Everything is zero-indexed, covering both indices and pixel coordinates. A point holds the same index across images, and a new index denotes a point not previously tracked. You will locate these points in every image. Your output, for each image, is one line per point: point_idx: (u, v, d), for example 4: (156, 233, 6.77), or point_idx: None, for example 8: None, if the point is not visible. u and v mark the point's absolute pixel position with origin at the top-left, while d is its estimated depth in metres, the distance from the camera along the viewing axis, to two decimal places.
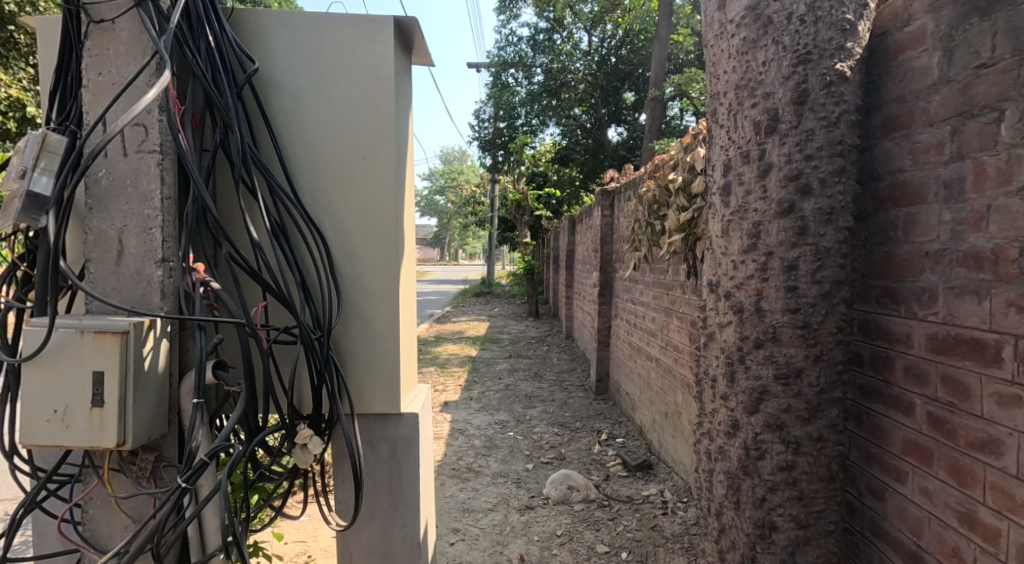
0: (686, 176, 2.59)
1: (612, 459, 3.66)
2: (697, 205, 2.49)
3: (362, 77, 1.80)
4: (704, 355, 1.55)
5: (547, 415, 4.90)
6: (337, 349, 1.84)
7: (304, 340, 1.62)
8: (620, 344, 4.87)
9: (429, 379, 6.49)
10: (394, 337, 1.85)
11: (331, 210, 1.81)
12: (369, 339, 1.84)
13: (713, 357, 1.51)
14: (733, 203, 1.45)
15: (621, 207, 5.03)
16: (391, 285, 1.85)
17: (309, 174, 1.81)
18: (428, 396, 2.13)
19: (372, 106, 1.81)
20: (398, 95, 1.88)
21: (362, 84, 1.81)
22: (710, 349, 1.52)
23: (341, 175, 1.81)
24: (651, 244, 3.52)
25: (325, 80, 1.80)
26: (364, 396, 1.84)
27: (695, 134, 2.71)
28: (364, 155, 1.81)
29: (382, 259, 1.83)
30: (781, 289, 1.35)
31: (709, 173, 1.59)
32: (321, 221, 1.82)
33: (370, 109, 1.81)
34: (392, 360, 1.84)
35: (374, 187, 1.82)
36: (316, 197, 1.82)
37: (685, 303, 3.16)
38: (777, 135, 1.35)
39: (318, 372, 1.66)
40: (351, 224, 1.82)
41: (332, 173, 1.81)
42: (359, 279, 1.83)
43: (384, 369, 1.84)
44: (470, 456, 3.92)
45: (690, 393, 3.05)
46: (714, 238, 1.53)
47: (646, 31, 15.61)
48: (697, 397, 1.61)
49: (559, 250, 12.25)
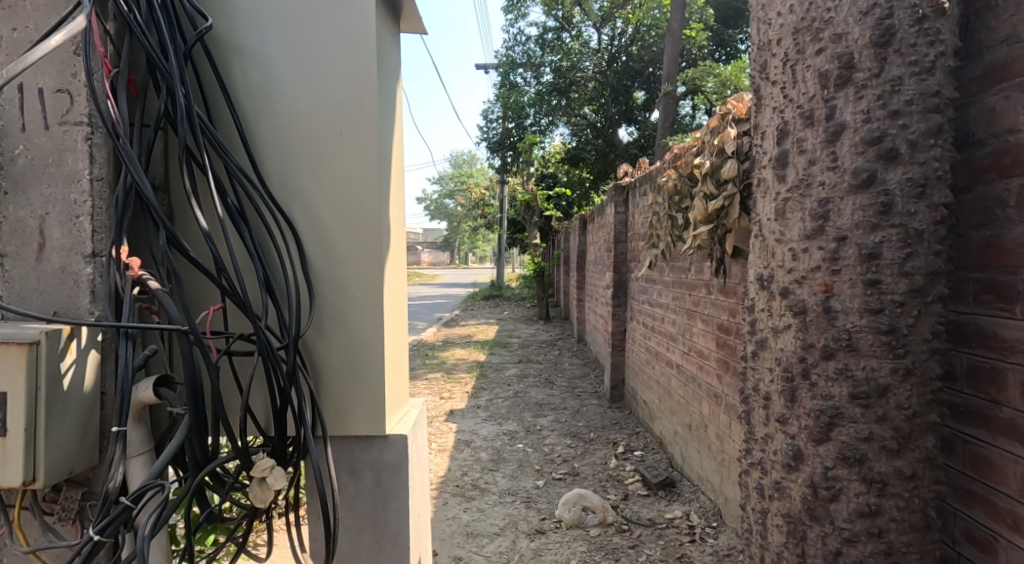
0: (715, 161, 2.29)
1: (630, 475, 3.36)
2: (729, 192, 2.19)
3: (339, 39, 1.52)
4: (753, 368, 1.26)
5: (559, 425, 4.61)
6: (312, 362, 1.56)
7: (266, 352, 1.34)
8: (637, 349, 4.57)
9: (435, 386, 6.21)
10: (378, 346, 1.57)
11: (300, 198, 1.54)
12: (350, 349, 1.57)
13: (765, 371, 1.21)
14: (791, 177, 1.16)
15: (636, 203, 4.73)
16: (375, 286, 1.56)
17: (277, 155, 1.54)
18: (422, 413, 1.85)
19: (351, 75, 1.53)
20: (383, 62, 1.60)
21: (338, 48, 1.53)
22: (761, 361, 1.23)
23: (315, 156, 1.54)
24: (672, 240, 3.22)
25: (295, 42, 1.52)
26: (344, 416, 1.56)
27: (725, 113, 2.42)
28: (342, 131, 1.54)
29: (364, 254, 1.56)
30: (858, 284, 1.06)
31: (756, 142, 1.30)
32: (293, 210, 1.55)
33: (349, 77, 1.53)
34: (376, 373, 1.56)
35: (354, 168, 1.54)
36: (285, 180, 1.55)
37: (712, 305, 2.87)
38: (851, 88, 1.06)
39: (284, 390, 1.38)
40: (327, 214, 1.55)
41: (304, 154, 1.54)
42: (337, 279, 1.56)
43: (368, 382, 1.56)
44: (476, 471, 3.63)
45: (717, 404, 2.75)
46: (765, 223, 1.24)
47: (657, 27, 15.34)
48: (742, 418, 1.32)
49: (570, 252, 11.97)
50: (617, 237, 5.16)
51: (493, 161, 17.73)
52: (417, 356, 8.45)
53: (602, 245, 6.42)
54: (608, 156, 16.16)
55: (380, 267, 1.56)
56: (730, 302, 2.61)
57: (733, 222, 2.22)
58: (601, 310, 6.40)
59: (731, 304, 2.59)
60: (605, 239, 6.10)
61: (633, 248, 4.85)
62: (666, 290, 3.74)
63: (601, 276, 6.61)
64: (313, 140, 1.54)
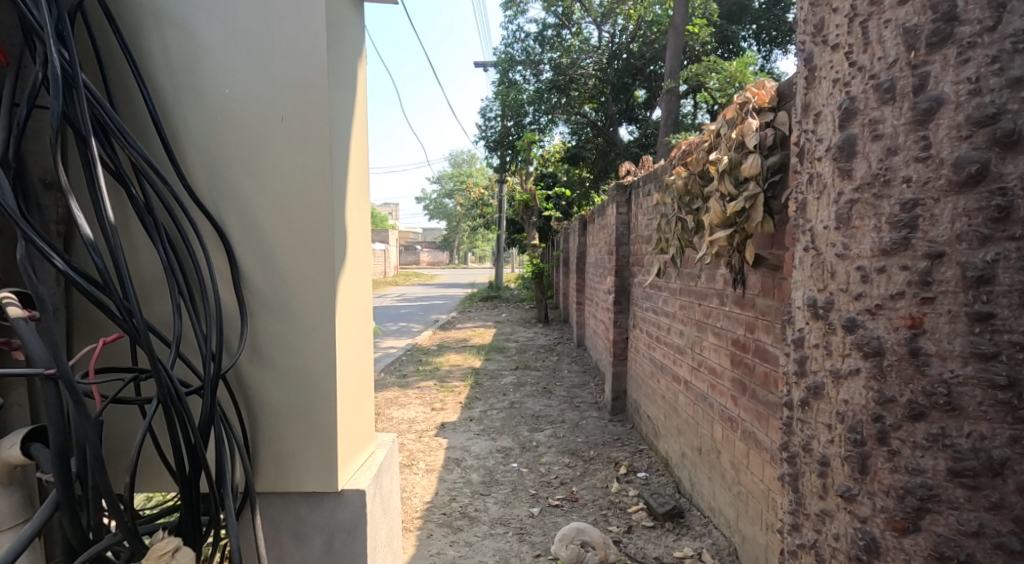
0: (733, 157, 2.01)
1: (634, 503, 3.08)
2: (751, 193, 1.91)
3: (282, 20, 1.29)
4: (803, 420, 0.97)
5: (557, 441, 4.32)
6: (249, 399, 1.37)
7: (169, 400, 1.14)
8: (640, 360, 4.29)
9: (427, 396, 5.92)
10: (323, 383, 1.35)
11: (234, 200, 1.32)
12: (290, 383, 1.35)
13: (822, 428, 0.93)
14: (863, 172, 0.86)
15: (639, 203, 4.45)
16: (318, 312, 1.34)
17: (206, 152, 1.32)
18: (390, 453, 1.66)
19: (296, 59, 1.29)
20: (338, 49, 1.37)
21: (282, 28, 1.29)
22: (815, 413, 0.94)
23: (249, 154, 1.32)
24: (681, 245, 2.93)
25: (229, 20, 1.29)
26: (285, 465, 1.37)
27: (744, 103, 2.14)
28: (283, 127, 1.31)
29: (305, 274, 1.34)
30: (961, 320, 0.77)
31: (804, 127, 1.00)
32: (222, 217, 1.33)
33: (291, 65, 1.30)
34: (320, 416, 1.35)
35: (295, 172, 1.31)
36: (214, 182, 1.32)
37: (725, 318, 2.59)
38: (952, 47, 0.78)
39: (193, 446, 1.19)
40: (262, 223, 1.33)
41: (237, 153, 1.32)
42: (276, 300, 1.34)
43: (310, 426, 1.36)
44: (466, 496, 3.34)
45: (731, 430, 2.47)
46: (821, 230, 0.94)
47: (659, 23, 15.06)
48: (786, 480, 1.03)
49: (570, 253, 11.69)
50: (619, 240, 4.87)
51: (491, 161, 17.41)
52: (411, 362, 8.16)
53: (603, 247, 6.14)
54: (608, 156, 15.98)
55: (324, 290, 1.34)
56: (747, 316, 2.33)
57: (756, 226, 1.94)
58: (602, 317, 6.11)
59: (749, 318, 2.31)
60: (606, 242, 5.81)
61: (636, 252, 4.57)
62: (673, 298, 3.46)
63: (601, 280, 6.32)
64: (248, 132, 1.31)
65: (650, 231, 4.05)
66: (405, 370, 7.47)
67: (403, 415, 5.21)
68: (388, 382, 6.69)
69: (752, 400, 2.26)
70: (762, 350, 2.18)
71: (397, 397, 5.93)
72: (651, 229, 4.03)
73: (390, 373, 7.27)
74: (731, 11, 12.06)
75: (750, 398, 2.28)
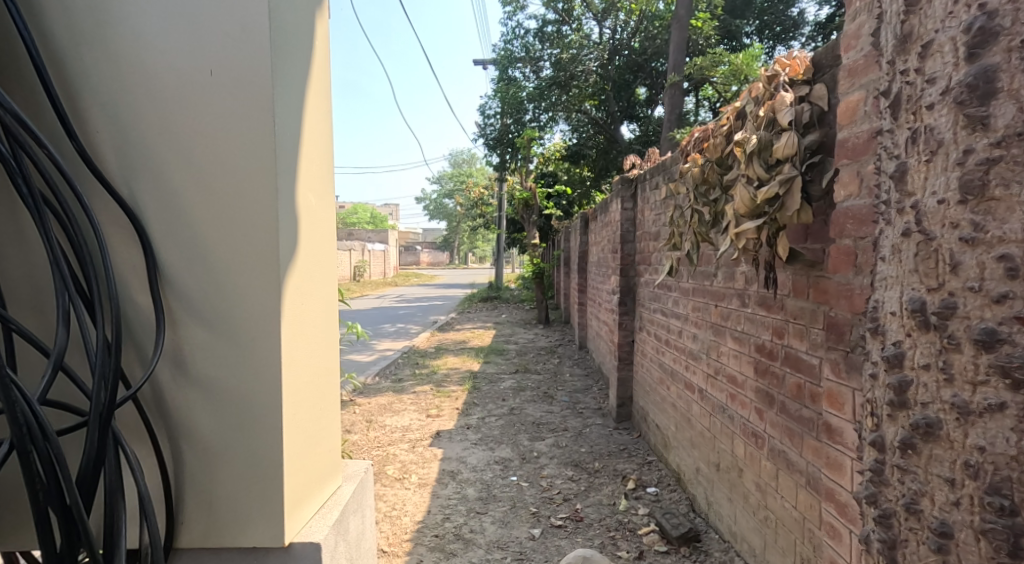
0: (762, 135, 1.74)
1: (644, 523, 2.81)
2: (785, 177, 1.64)
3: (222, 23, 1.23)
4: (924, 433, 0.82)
5: (560, 452, 4.06)
6: (180, 423, 1.30)
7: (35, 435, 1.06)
8: (648, 365, 4.03)
9: (422, 402, 5.64)
10: (254, 408, 1.27)
11: (154, 184, 1.25)
12: (220, 409, 1.28)
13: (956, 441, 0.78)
14: (1008, 121, 0.73)
15: (646, 198, 4.20)
16: (246, 331, 1.26)
17: (131, 153, 1.26)
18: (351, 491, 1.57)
19: (232, 61, 1.23)
20: (286, 55, 1.30)
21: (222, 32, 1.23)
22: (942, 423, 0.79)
23: (177, 158, 1.25)
24: (697, 241, 2.67)
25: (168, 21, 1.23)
26: (217, 498, 1.30)
27: (771, 76, 1.86)
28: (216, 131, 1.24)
29: (236, 285, 1.26)
30: None
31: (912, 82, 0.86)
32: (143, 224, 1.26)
33: (228, 70, 1.24)
34: (253, 446, 1.28)
35: (226, 180, 1.25)
36: (137, 186, 1.26)
37: (747, 320, 2.34)
38: None
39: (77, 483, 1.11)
40: (188, 232, 1.26)
41: (165, 156, 1.25)
42: (201, 315, 1.27)
43: (247, 456, 1.28)
44: (461, 515, 3.07)
45: (755, 446, 2.21)
46: (942, 203, 0.80)
47: (661, 18, 14.78)
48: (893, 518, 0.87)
49: (571, 252, 11.41)
50: (624, 237, 4.62)
51: (490, 159, 17.10)
52: (406, 365, 7.87)
53: (607, 245, 5.87)
54: (609, 154, 15.80)
55: (252, 306, 1.26)
56: (774, 319, 2.08)
57: (790, 215, 1.65)
58: (606, 318, 5.85)
59: (776, 321, 2.06)
60: (610, 239, 5.54)
61: (643, 250, 4.32)
62: (686, 299, 3.21)
63: (605, 280, 6.06)
64: (172, 115, 1.25)
65: (660, 227, 3.80)
66: (400, 374, 7.19)
67: (396, 422, 4.93)
68: (382, 387, 6.40)
69: (780, 412, 2.01)
70: (793, 357, 1.93)
71: (391, 403, 5.65)
72: (661, 225, 3.77)
73: (384, 377, 6.99)
74: (735, 5, 11.78)
75: (777, 411, 2.03)
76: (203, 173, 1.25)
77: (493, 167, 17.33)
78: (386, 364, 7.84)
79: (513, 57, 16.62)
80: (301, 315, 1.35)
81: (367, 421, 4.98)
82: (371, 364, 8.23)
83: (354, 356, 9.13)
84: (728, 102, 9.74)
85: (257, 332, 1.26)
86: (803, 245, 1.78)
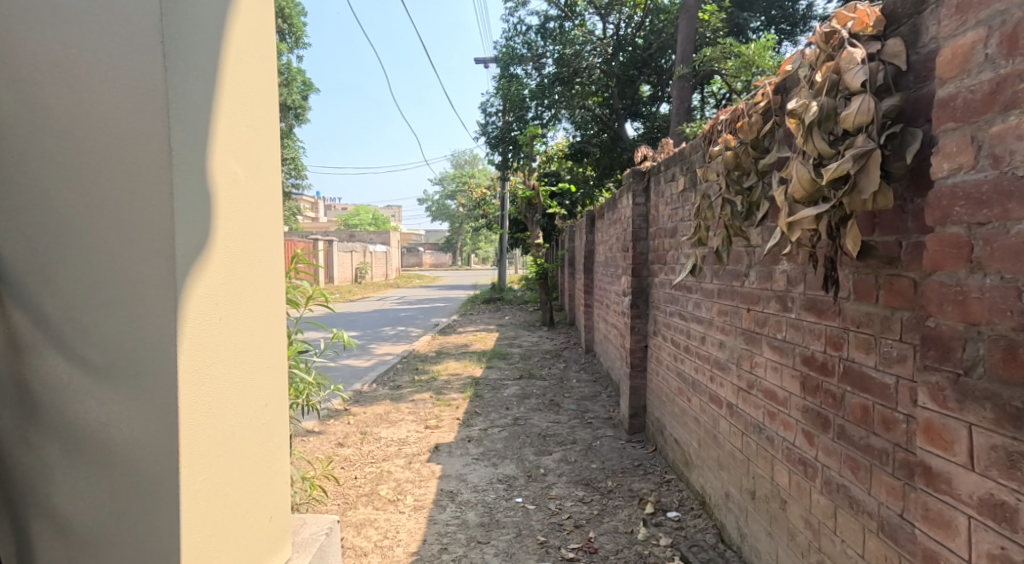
0: (824, 101, 1.41)
1: (667, 557, 2.51)
2: (859, 152, 1.30)
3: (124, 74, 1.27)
4: None
5: (569, 468, 3.74)
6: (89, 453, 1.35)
7: None
8: (665, 374, 3.71)
9: (421, 412, 5.32)
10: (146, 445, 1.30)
11: (66, 225, 1.32)
12: (120, 441, 1.33)
13: None
14: None
15: (662, 191, 3.86)
16: (139, 368, 1.30)
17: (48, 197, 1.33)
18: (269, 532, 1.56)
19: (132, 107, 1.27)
20: (193, 101, 1.32)
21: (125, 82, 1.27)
22: None
23: (82, 201, 1.31)
24: (729, 235, 2.33)
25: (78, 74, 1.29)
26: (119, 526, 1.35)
27: (829, 30, 1.52)
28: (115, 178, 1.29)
29: (131, 322, 1.31)
30: None
31: None
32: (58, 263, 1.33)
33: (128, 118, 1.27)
34: (146, 481, 1.31)
35: (122, 222, 1.30)
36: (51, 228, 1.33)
37: (790, 328, 2.02)
38: None
39: None
40: (92, 271, 1.32)
41: (73, 201, 1.32)
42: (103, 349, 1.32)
43: (144, 489, 1.31)
44: (462, 544, 2.75)
45: (800, 476, 1.91)
46: None
47: (666, 11, 14.44)
48: None
49: (576, 251, 11.06)
50: (636, 235, 4.29)
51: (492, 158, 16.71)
52: (405, 371, 7.53)
53: (616, 244, 5.53)
54: (614, 152, 15.45)
55: (145, 344, 1.29)
56: (828, 327, 1.76)
57: (864, 199, 1.32)
58: (616, 322, 5.52)
59: (831, 329, 1.74)
60: (620, 237, 5.20)
61: (658, 247, 3.99)
62: (711, 304, 2.88)
63: (614, 280, 5.72)
64: (76, 143, 1.30)
65: (679, 222, 3.47)
66: (398, 380, 6.86)
67: (392, 435, 4.61)
68: (379, 395, 6.07)
69: (837, 438, 1.70)
70: (855, 373, 1.61)
71: (388, 413, 5.32)
72: (681, 221, 3.44)
73: (381, 384, 6.66)
74: None
75: (833, 436, 1.71)
76: (103, 198, 1.30)
77: (495, 166, 16.96)
78: (384, 370, 7.51)
79: (514, 54, 16.28)
80: (206, 338, 1.34)
81: (362, 434, 4.66)
82: (368, 370, 7.90)
83: (351, 361, 8.80)
84: (739, 95, 9.39)
85: (151, 359, 1.28)
86: (875, 237, 1.47)
